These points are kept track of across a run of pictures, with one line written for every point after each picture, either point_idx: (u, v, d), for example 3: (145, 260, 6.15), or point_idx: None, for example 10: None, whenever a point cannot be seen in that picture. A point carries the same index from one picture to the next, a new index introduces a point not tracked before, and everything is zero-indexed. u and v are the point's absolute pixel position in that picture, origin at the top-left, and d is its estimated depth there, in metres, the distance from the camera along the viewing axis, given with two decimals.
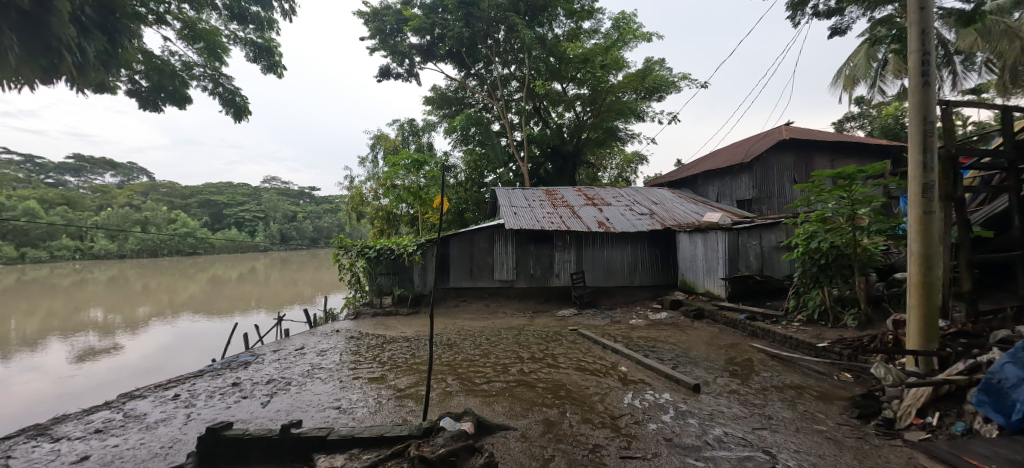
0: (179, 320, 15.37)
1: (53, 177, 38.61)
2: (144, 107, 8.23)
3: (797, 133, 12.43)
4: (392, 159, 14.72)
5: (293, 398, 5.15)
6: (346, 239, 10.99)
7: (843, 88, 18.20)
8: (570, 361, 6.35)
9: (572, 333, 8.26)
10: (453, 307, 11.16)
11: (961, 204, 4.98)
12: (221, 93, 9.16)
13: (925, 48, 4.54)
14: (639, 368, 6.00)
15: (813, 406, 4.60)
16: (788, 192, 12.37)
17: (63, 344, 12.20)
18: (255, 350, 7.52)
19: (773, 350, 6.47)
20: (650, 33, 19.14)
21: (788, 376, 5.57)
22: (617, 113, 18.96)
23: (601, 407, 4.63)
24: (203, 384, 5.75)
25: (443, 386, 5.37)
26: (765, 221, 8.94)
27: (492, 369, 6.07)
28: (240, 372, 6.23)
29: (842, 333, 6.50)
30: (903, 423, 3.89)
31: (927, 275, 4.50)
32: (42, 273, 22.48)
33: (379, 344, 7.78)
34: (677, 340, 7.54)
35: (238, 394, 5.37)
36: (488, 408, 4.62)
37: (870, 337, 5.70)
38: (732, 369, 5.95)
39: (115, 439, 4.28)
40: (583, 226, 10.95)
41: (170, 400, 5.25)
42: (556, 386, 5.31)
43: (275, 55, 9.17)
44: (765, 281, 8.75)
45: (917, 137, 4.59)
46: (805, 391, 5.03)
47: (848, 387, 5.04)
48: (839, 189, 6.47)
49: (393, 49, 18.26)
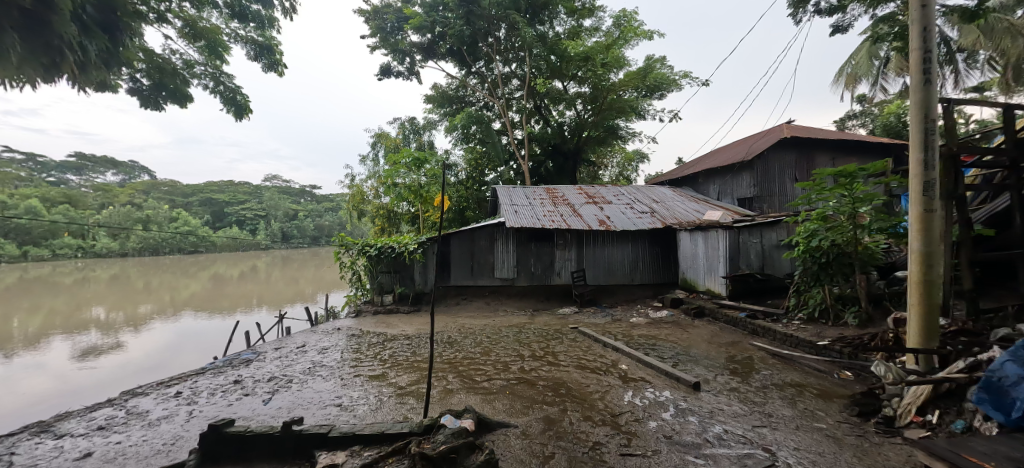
0: (181, 318, 15.45)
1: (54, 175, 38.72)
2: (145, 105, 8.24)
3: (797, 131, 12.42)
4: (392, 158, 14.72)
5: (294, 395, 5.16)
6: (347, 237, 11.00)
7: (845, 86, 18.17)
8: (570, 360, 6.37)
9: (571, 331, 8.29)
10: (454, 305, 11.17)
11: (962, 202, 4.98)
12: (222, 91, 9.17)
13: (927, 46, 4.53)
14: (639, 366, 6.00)
15: (813, 404, 4.60)
16: (789, 190, 12.36)
17: (66, 341, 12.27)
18: (256, 347, 7.55)
19: (774, 349, 6.48)
20: (650, 30, 19.12)
21: (788, 374, 5.58)
22: (618, 111, 18.93)
23: (601, 405, 4.65)
24: (205, 381, 5.77)
25: (443, 383, 5.39)
26: (765, 219, 8.94)
27: (493, 366, 6.10)
28: (242, 370, 6.26)
29: (842, 331, 6.50)
30: (903, 421, 3.93)
31: (928, 273, 4.49)
32: (44, 271, 22.58)
33: (379, 342, 7.82)
34: (677, 339, 7.54)
35: (240, 391, 5.40)
36: (488, 405, 4.64)
37: (871, 335, 5.71)
38: (732, 367, 5.96)
39: (117, 436, 4.31)
40: (584, 224, 10.93)
41: (172, 397, 5.29)
42: (557, 383, 5.33)
43: (276, 53, 9.18)
44: (766, 279, 8.76)
45: (918, 135, 4.58)
46: (805, 389, 5.04)
47: (848, 386, 5.05)
48: (840, 187, 6.50)
49: (393, 47, 18.24)
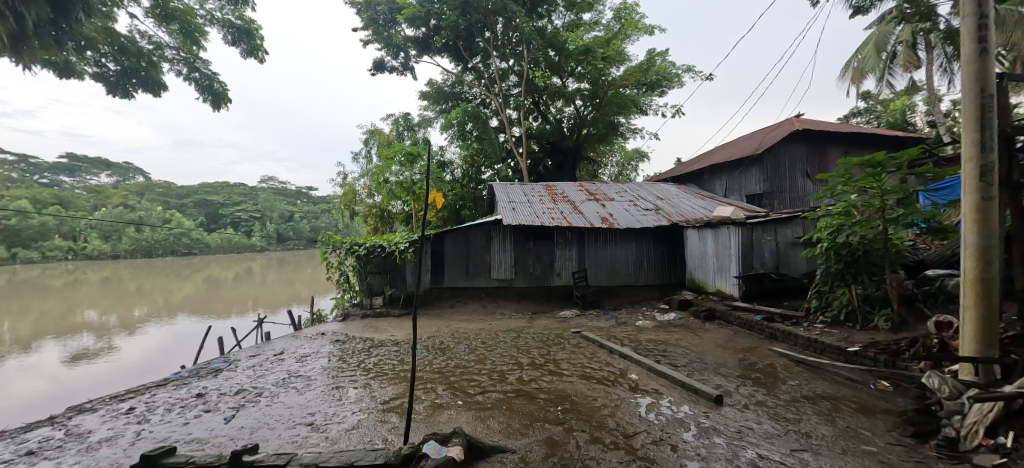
0: (169, 321, 14.78)
1: (48, 178, 37.87)
2: (113, 92, 7.81)
3: (809, 124, 11.81)
4: (384, 153, 14.15)
5: (261, 412, 4.53)
6: (334, 235, 10.31)
7: (851, 81, 17.71)
8: (573, 368, 5.76)
9: (574, 335, 7.68)
10: (449, 308, 10.53)
11: (1015, 191, 4.44)
12: (197, 79, 8.58)
13: (983, 11, 3.95)
14: (651, 376, 5.40)
15: (856, 422, 4.02)
16: (800, 186, 11.77)
17: (45, 344, 11.60)
18: (230, 354, 6.90)
19: (797, 356, 5.89)
20: (652, 25, 18.63)
21: (819, 385, 4.99)
22: (619, 106, 18.33)
23: (612, 424, 4.02)
24: (164, 395, 5.12)
25: (432, 397, 4.77)
26: (781, 216, 8.36)
27: (488, 377, 5.45)
28: (208, 381, 5.60)
29: (873, 335, 5.89)
30: (969, 444, 3.32)
31: (986, 271, 3.92)
32: (34, 273, 21.90)
33: (365, 348, 7.18)
34: (689, 344, 6.94)
35: (201, 407, 4.76)
36: (482, 425, 4.02)
37: (910, 341, 5.14)
38: (754, 377, 5.35)
39: (46, 464, 3.67)
40: (585, 221, 10.33)
41: (122, 414, 4.63)
42: (560, 397, 4.71)
43: (256, 38, 8.62)
44: (782, 279, 8.17)
45: (973, 113, 4.01)
46: (841, 403, 4.46)
47: (889, 400, 4.47)
48: (868, 178, 6.00)
49: (387, 41, 17.61)
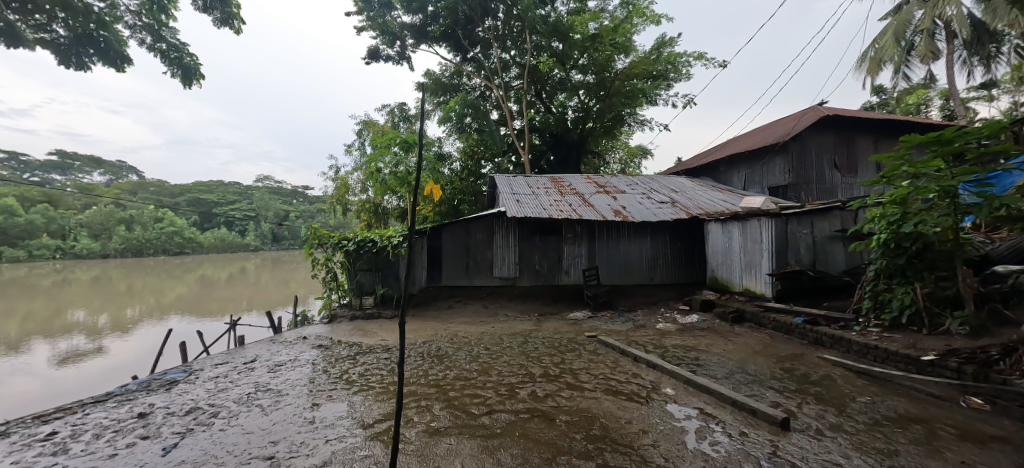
0: (153, 321, 13.90)
1: (37, 175, 36.90)
2: (63, 60, 7.57)
3: (835, 111, 10.97)
4: (378, 141, 13.20)
5: (211, 440, 3.60)
6: (321, 230, 9.34)
7: (867, 72, 16.71)
8: (595, 380, 4.85)
9: (589, 340, 6.77)
10: (447, 309, 9.64)
11: None
12: (164, 49, 7.98)
13: None
14: (689, 391, 4.50)
15: (969, 456, 3.13)
16: (826, 177, 10.96)
17: (11, 346, 10.66)
18: (193, 362, 5.95)
19: (858, 366, 5.02)
20: (660, 14, 17.74)
21: (897, 402, 4.12)
22: (625, 97, 17.44)
23: (657, 459, 3.13)
24: (95, 416, 4.17)
25: (427, 419, 3.86)
26: (818, 207, 7.50)
27: (495, 392, 4.55)
28: (157, 397, 4.66)
29: (946, 341, 5.02)
30: None
31: None
32: (19, 272, 21.05)
33: (351, 356, 6.27)
34: (723, 350, 6.06)
35: (138, 433, 3.82)
36: (490, 460, 3.13)
37: (1003, 349, 4.27)
38: (814, 391, 4.46)
39: None
40: (596, 214, 9.44)
41: (36, 442, 3.69)
42: (586, 418, 3.82)
43: (231, 6, 7.73)
44: (821, 276, 7.32)
45: None
46: (936, 427, 3.58)
47: (994, 424, 3.60)
48: (934, 159, 5.07)
49: (382, 29, 16.17)
